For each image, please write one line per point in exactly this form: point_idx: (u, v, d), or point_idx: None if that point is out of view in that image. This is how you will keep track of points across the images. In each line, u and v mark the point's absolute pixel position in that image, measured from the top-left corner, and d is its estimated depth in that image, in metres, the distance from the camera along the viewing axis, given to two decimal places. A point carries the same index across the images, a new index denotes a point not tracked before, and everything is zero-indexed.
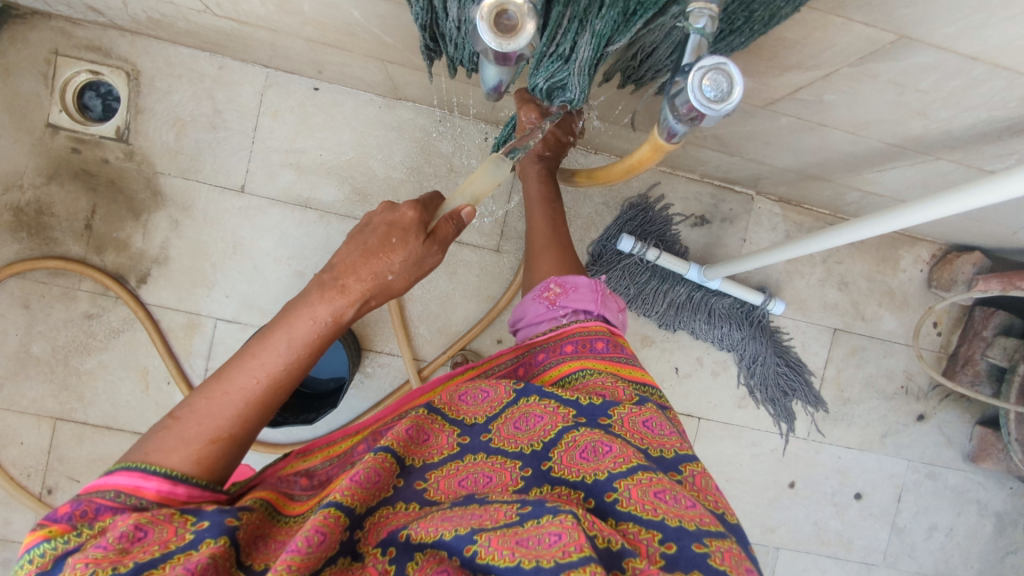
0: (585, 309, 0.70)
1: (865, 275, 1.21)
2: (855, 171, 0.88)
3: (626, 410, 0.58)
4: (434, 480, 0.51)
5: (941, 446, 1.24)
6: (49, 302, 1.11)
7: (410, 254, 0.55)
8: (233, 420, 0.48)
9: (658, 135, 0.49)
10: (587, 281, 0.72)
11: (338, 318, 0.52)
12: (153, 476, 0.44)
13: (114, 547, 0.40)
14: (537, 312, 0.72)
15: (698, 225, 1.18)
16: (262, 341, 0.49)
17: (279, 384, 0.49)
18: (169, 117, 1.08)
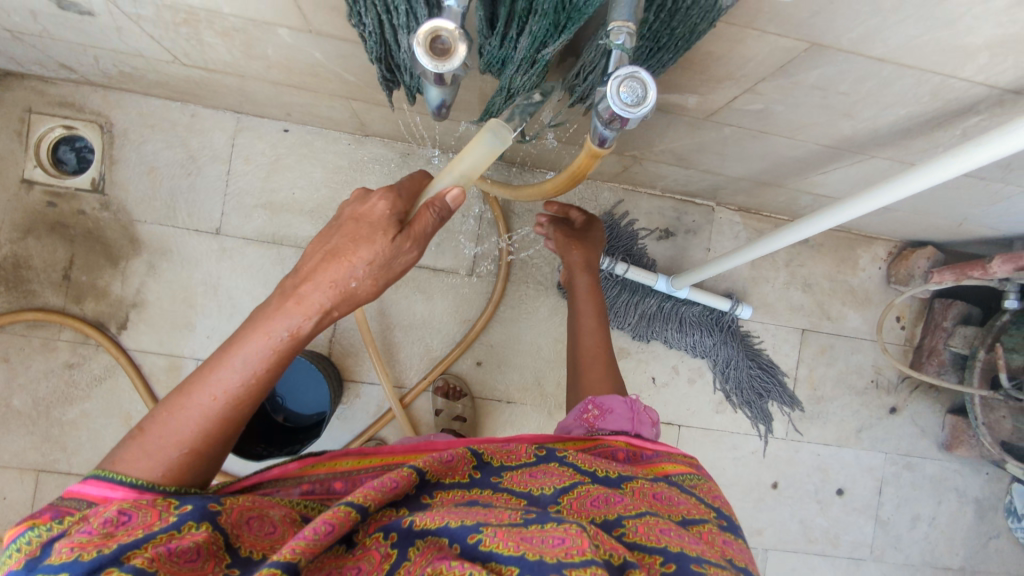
0: (624, 429, 0.72)
1: (827, 276, 1.26)
2: (803, 174, 0.93)
3: (640, 483, 0.59)
4: (439, 499, 0.52)
5: (915, 436, 1.28)
6: (29, 354, 1.12)
7: (379, 255, 0.53)
8: (193, 436, 0.49)
9: (590, 141, 0.53)
10: (621, 401, 0.75)
11: (295, 332, 0.51)
12: (119, 486, 0.46)
13: (98, 531, 0.40)
14: (577, 430, 0.74)
15: (663, 238, 1.23)
16: (221, 357, 0.50)
17: (237, 400, 0.50)
18: (143, 166, 1.11)
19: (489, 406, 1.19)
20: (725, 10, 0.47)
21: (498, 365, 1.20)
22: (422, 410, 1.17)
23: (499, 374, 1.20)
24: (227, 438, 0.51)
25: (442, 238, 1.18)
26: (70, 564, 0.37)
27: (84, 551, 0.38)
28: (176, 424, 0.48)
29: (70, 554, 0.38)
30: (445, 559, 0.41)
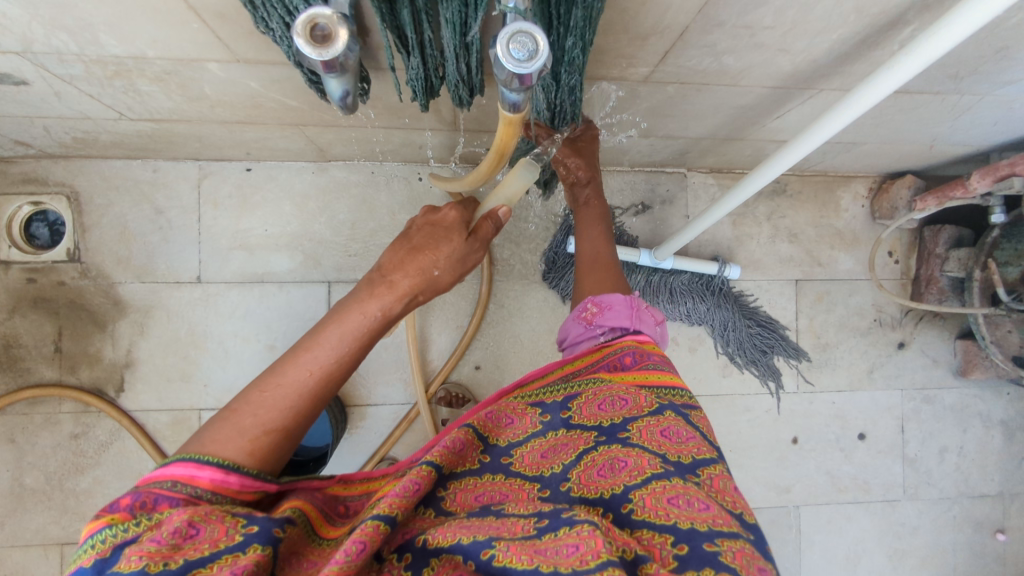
0: (623, 326, 0.67)
1: (811, 223, 1.25)
2: (759, 121, 0.92)
3: (644, 421, 0.53)
4: (452, 491, 0.48)
5: (928, 368, 1.25)
6: (33, 432, 1.12)
7: (454, 251, 0.62)
8: (285, 413, 0.52)
9: (506, 110, 0.56)
10: (621, 296, 0.70)
11: (387, 313, 0.58)
12: (206, 466, 0.48)
13: (166, 542, 0.41)
14: (578, 333, 0.70)
15: (641, 212, 1.22)
16: (319, 338, 0.55)
17: (330, 376, 0.55)
18: (115, 227, 1.12)
19: None
20: None
21: (497, 366, 1.19)
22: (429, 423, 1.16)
23: (499, 374, 1.19)
24: (312, 419, 0.55)
25: None
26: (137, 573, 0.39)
27: (150, 563, 0.39)
28: (272, 399, 0.52)
29: (138, 563, 0.39)
30: None
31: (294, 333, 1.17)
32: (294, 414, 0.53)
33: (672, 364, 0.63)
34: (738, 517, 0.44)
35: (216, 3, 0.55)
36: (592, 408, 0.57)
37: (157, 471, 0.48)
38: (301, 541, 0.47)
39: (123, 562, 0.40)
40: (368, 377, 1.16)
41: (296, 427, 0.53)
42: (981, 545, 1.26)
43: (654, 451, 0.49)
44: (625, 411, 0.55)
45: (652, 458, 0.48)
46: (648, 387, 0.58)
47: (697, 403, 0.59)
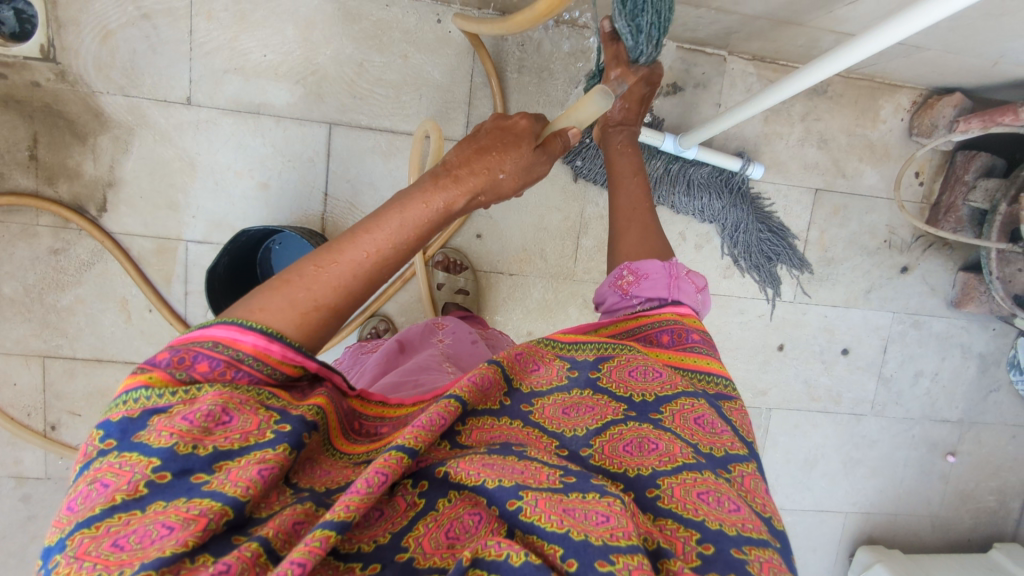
0: (659, 296, 0.64)
1: (845, 131, 1.17)
2: (828, 6, 0.83)
3: (680, 405, 0.52)
4: (470, 427, 0.46)
5: (925, 295, 1.25)
6: (10, 241, 1.07)
7: (522, 158, 0.66)
8: (339, 290, 0.53)
9: None
10: (659, 263, 0.65)
11: (449, 205, 0.61)
12: (249, 332, 0.48)
13: (198, 423, 0.43)
14: (612, 300, 0.67)
15: (670, 94, 1.13)
16: (382, 220, 0.56)
17: (386, 261, 0.56)
18: (94, 29, 1.00)
19: (492, 279, 1.16)
20: None
21: (497, 237, 1.15)
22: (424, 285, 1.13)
23: (498, 246, 1.15)
24: (362, 301, 0.55)
25: (432, 102, 1.10)
26: (166, 455, 0.42)
27: (181, 444, 0.42)
28: (329, 274, 0.52)
29: (169, 440, 0.42)
30: (475, 519, 0.38)
31: (289, 173, 1.10)
32: (348, 295, 0.54)
33: (712, 347, 0.61)
34: (766, 522, 0.45)
35: None
36: (622, 373, 0.54)
37: (206, 326, 0.48)
38: (314, 447, 0.48)
39: (154, 434, 0.43)
40: None
41: (347, 310, 0.54)
42: (930, 463, 1.33)
43: (684, 439, 0.48)
44: (656, 388, 0.53)
45: (684, 447, 0.47)
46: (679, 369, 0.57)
47: (734, 393, 0.58)
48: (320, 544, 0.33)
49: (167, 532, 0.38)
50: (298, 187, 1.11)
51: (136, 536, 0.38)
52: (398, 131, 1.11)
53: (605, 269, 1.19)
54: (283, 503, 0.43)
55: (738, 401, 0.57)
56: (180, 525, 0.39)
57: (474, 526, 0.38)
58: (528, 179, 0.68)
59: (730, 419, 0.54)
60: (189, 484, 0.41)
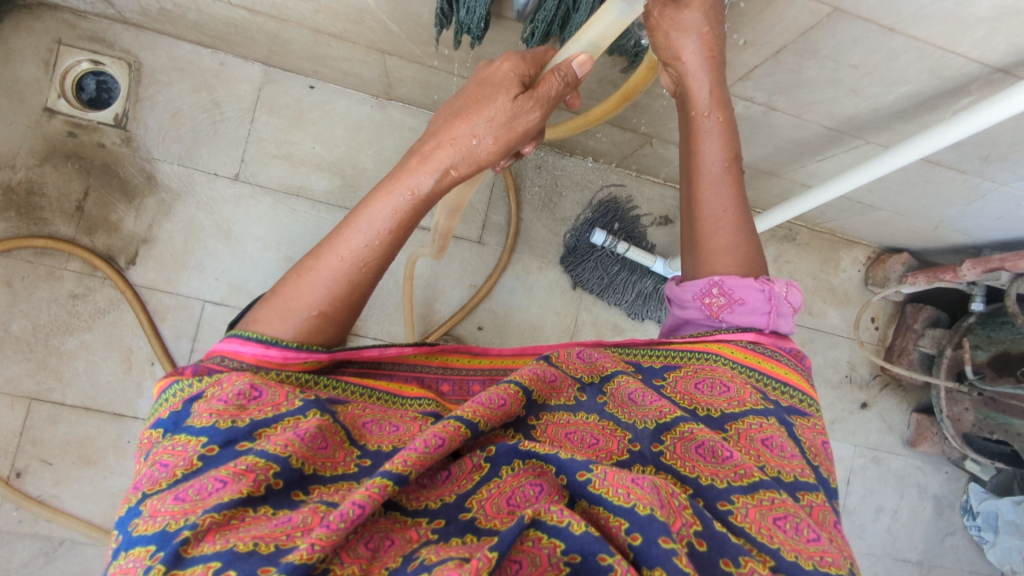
0: (751, 324, 0.67)
1: (811, 274, 1.33)
2: (800, 162, 1.01)
3: (746, 424, 0.57)
4: (544, 423, 0.54)
5: (882, 432, 1.35)
6: (33, 282, 1.12)
7: (499, 112, 0.59)
8: (323, 296, 0.57)
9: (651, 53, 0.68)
10: (755, 288, 0.67)
11: (417, 189, 0.59)
12: (248, 342, 0.55)
13: (233, 402, 0.49)
14: (695, 315, 0.70)
15: (663, 225, 1.28)
16: (354, 224, 0.58)
17: (364, 262, 0.58)
18: (167, 107, 1.14)
19: None
20: None
21: (497, 331, 1.23)
22: None
23: (497, 340, 1.23)
24: (351, 303, 0.59)
25: None
26: (209, 431, 0.46)
27: (220, 420, 0.47)
28: (305, 286, 0.57)
29: (209, 420, 0.47)
30: (535, 489, 0.45)
31: None
32: (336, 301, 0.58)
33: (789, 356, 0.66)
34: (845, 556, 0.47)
35: None
36: (689, 385, 0.61)
37: (223, 343, 0.56)
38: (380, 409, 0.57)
39: (196, 417, 0.48)
40: (373, 310, 1.19)
41: (340, 314, 0.59)
42: None
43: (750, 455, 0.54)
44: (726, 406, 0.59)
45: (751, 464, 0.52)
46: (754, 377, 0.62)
47: (808, 409, 0.62)
48: (378, 491, 0.41)
49: (220, 485, 0.42)
50: None
51: (195, 488, 0.43)
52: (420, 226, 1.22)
53: None
54: (343, 461, 0.48)
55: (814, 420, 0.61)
56: (232, 479, 0.43)
57: (535, 494, 0.45)
58: (515, 136, 0.61)
59: (803, 442, 0.58)
60: (234, 451, 0.45)
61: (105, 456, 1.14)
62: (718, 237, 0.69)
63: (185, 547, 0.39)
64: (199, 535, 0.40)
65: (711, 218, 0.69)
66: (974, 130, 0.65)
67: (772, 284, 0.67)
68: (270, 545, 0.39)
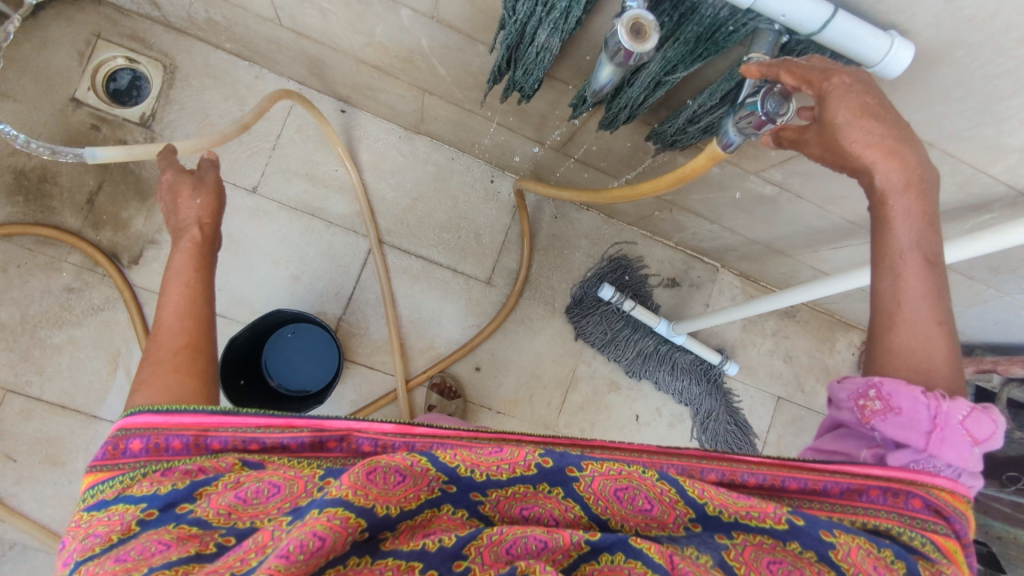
0: (907, 443, 0.49)
1: (807, 351, 1.36)
2: (813, 248, 1.03)
3: (858, 540, 0.41)
4: (590, 474, 0.44)
5: None
6: (28, 270, 1.07)
7: (196, 183, 0.70)
8: (183, 332, 0.58)
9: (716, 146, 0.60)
10: (919, 393, 0.49)
11: (196, 238, 0.66)
12: (166, 414, 0.50)
13: (175, 476, 0.46)
14: (850, 419, 0.53)
15: (669, 287, 1.30)
16: (165, 285, 0.62)
17: (194, 296, 0.61)
18: (195, 111, 1.14)
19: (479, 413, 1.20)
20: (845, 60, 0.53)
21: (495, 374, 1.22)
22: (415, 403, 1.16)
23: (494, 382, 1.21)
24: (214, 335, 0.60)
25: (467, 242, 1.23)
26: (148, 496, 0.44)
27: (161, 488, 0.44)
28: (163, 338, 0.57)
29: (149, 488, 0.45)
30: (537, 543, 0.37)
31: (323, 272, 1.17)
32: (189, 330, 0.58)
33: (933, 519, 0.45)
34: None
35: None
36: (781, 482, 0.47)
37: (144, 416, 0.49)
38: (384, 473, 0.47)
39: (142, 487, 0.45)
40: (374, 338, 1.18)
41: (203, 341, 0.58)
42: None
43: None
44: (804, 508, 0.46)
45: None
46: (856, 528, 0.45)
47: (942, 557, 0.43)
48: (340, 522, 0.36)
49: (163, 547, 0.39)
50: (327, 285, 1.17)
51: (136, 551, 0.40)
52: (431, 260, 1.21)
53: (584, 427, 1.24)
54: (305, 491, 0.44)
55: (950, 568, 0.42)
56: (175, 542, 0.40)
57: (538, 550, 0.36)
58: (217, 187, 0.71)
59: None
60: (174, 514, 0.43)
61: (76, 457, 1.06)
62: (918, 331, 0.52)
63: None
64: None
65: (898, 309, 0.53)
66: (996, 247, 0.67)
67: (949, 404, 0.48)
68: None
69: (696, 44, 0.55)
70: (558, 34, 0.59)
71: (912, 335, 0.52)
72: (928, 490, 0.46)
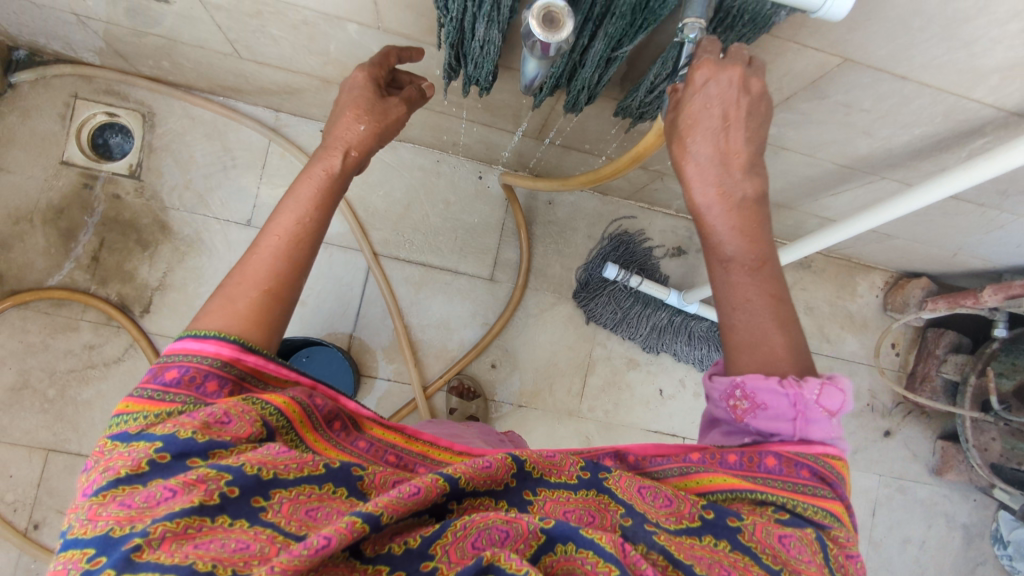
0: (780, 434, 0.47)
1: (827, 301, 1.32)
2: (813, 197, 1.00)
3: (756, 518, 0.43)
4: (542, 498, 0.45)
5: (907, 460, 1.32)
6: (49, 333, 1.10)
7: (368, 102, 0.64)
8: (268, 274, 0.53)
9: (662, 126, 0.59)
10: (772, 380, 0.47)
11: (329, 170, 0.60)
12: (215, 342, 0.48)
13: (199, 419, 0.42)
14: (725, 418, 0.51)
15: (676, 256, 1.28)
16: (281, 206, 0.56)
17: (296, 238, 0.55)
18: (180, 156, 1.16)
19: (503, 409, 1.20)
20: (783, 14, 0.50)
21: (513, 369, 1.22)
22: (437, 409, 1.17)
23: (513, 377, 1.21)
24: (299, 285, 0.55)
25: (465, 242, 1.23)
26: (166, 436, 0.40)
27: (181, 430, 0.40)
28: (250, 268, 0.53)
29: (170, 428, 0.41)
30: (501, 534, 0.38)
31: (327, 293, 1.18)
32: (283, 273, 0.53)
33: (820, 485, 0.44)
34: None
35: None
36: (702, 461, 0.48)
37: (196, 344, 0.48)
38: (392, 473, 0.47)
39: (161, 426, 0.41)
40: (387, 351, 1.19)
41: (287, 292, 0.54)
42: None
43: (759, 563, 0.39)
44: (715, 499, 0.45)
45: (753, 568, 0.39)
46: (762, 502, 0.44)
47: (834, 522, 0.43)
48: (346, 527, 0.35)
49: (169, 495, 0.37)
50: (334, 305, 1.18)
51: (142, 496, 0.37)
52: (431, 265, 1.21)
53: (608, 409, 1.24)
54: (312, 460, 0.43)
55: (844, 532, 0.43)
56: (183, 489, 0.37)
57: (501, 540, 0.38)
58: (390, 122, 0.65)
59: (830, 554, 0.41)
60: (186, 467, 0.39)
61: None
62: (755, 329, 0.50)
63: (137, 554, 0.33)
64: (151, 542, 0.34)
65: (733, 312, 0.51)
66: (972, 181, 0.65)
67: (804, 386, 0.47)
68: (229, 569, 0.33)
69: (635, 14, 0.53)
70: (496, 26, 0.57)
71: (753, 331, 0.50)
72: (813, 457, 0.45)
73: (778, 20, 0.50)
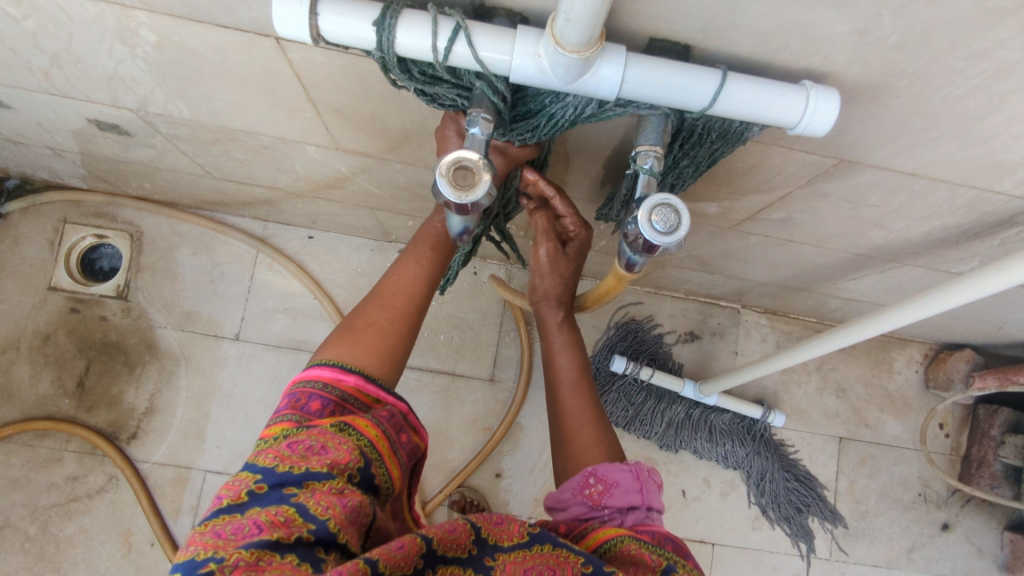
0: (635, 505, 0.49)
1: (861, 380, 1.21)
2: (831, 281, 0.92)
3: None
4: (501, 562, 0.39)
5: (971, 557, 1.17)
6: (32, 466, 1.06)
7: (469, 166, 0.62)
8: (388, 314, 0.53)
9: (620, 265, 0.53)
10: (627, 468, 0.52)
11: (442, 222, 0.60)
12: (346, 371, 0.47)
13: (297, 451, 0.39)
14: (576, 514, 0.50)
15: (688, 341, 1.19)
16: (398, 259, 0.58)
17: (410, 287, 0.56)
18: (167, 272, 1.14)
19: None
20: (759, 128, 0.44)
21: (519, 477, 1.12)
22: None
23: (520, 485, 1.12)
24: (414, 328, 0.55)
25: (461, 342, 1.16)
26: (267, 468, 0.37)
27: (280, 464, 0.37)
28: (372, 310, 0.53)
29: (271, 460, 0.38)
30: None
31: None
32: (397, 313, 0.54)
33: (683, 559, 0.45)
34: None
35: (338, 99, 0.56)
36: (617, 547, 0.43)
37: (312, 370, 0.48)
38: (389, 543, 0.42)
39: (263, 455, 0.39)
40: None
41: (405, 327, 0.54)
42: None
43: None
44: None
45: None
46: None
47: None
48: None
49: (256, 529, 0.33)
50: None
51: (231, 528, 0.33)
52: (427, 368, 1.15)
53: None
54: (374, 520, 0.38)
55: None
56: (268, 526, 0.33)
57: None
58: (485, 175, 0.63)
59: None
60: (281, 496, 0.35)
61: None
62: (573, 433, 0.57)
63: None
64: (224, 570, 0.31)
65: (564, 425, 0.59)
66: (952, 306, 0.56)
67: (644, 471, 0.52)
68: None
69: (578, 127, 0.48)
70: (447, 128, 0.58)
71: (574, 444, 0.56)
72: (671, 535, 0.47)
73: (753, 134, 0.44)
